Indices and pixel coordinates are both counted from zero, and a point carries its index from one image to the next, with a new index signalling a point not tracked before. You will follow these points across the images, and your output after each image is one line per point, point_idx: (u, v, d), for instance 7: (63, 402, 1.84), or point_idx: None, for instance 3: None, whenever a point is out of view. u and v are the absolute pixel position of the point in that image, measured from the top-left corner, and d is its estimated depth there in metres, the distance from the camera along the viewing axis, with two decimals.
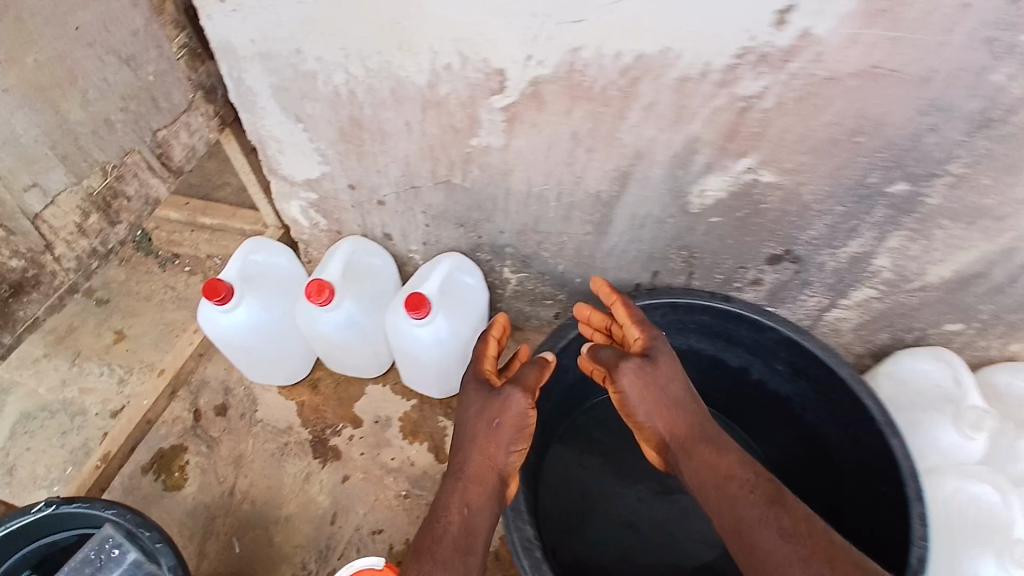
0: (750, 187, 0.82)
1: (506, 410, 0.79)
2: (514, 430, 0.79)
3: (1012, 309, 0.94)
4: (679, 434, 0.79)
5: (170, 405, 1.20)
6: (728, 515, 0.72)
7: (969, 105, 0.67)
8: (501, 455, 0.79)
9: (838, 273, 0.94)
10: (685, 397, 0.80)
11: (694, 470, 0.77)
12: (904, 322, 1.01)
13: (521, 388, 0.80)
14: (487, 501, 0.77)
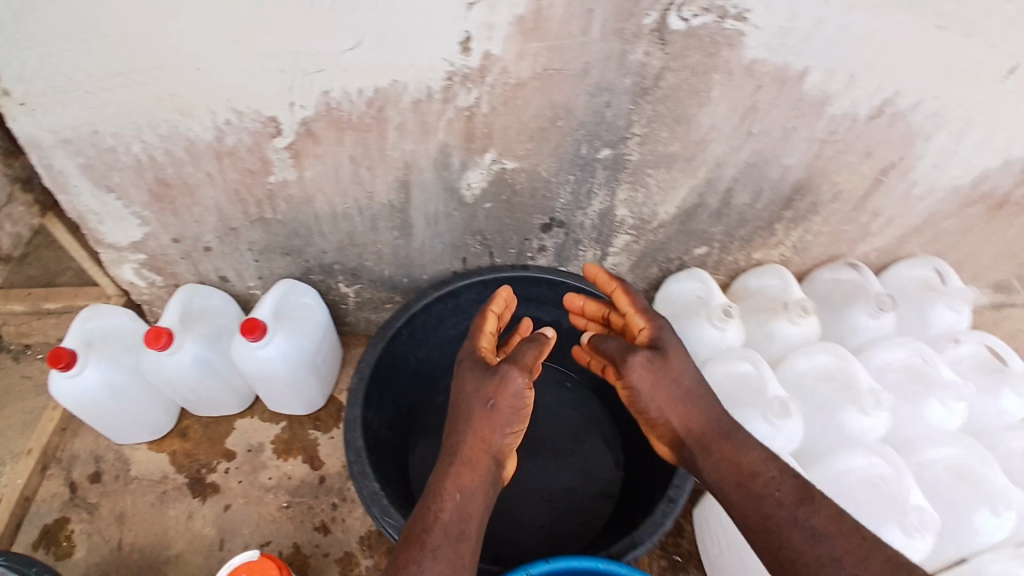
0: (502, 174, 1.04)
1: (501, 390, 0.81)
2: (510, 412, 0.81)
3: (737, 225, 1.19)
4: (693, 429, 0.84)
5: (44, 484, 1.22)
6: (753, 512, 0.77)
7: (626, 82, 0.91)
8: (496, 437, 0.81)
9: (596, 228, 1.17)
10: (695, 388, 0.85)
11: (714, 469, 0.81)
12: (664, 255, 1.25)
13: (518, 368, 0.81)
14: (478, 485, 0.78)
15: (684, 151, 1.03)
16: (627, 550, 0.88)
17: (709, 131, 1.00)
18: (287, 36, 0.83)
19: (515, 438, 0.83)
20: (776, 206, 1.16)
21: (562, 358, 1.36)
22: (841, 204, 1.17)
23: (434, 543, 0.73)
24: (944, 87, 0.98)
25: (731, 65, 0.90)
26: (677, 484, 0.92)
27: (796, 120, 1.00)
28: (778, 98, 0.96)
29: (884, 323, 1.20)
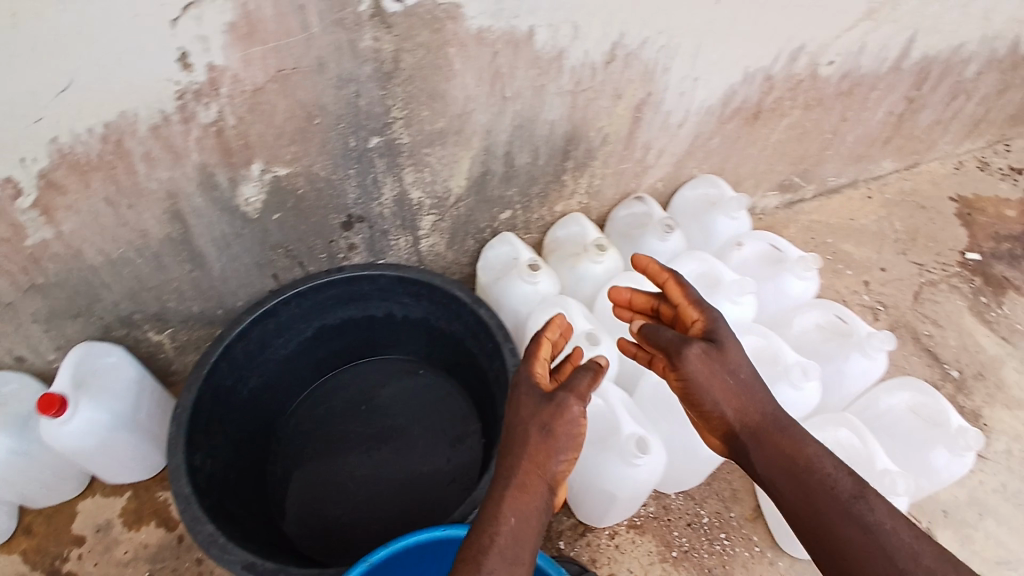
0: (278, 182, 1.03)
1: (558, 416, 0.73)
2: (568, 437, 0.73)
3: (527, 183, 1.27)
4: (749, 423, 0.81)
5: None
6: (805, 505, 0.76)
7: (366, 69, 0.94)
8: (551, 463, 0.72)
9: (397, 215, 1.19)
10: (753, 384, 0.82)
11: (769, 466, 0.79)
12: (474, 226, 1.30)
13: (577, 396, 0.75)
14: (534, 512, 0.70)
15: (451, 126, 1.08)
16: (470, 511, 0.94)
17: (468, 103, 1.06)
18: None
19: (569, 463, 0.74)
20: (557, 158, 1.25)
21: (410, 347, 1.39)
22: (612, 145, 1.28)
23: (488, 567, 0.66)
24: (659, 23, 1.08)
25: (460, 37, 0.96)
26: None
27: (542, 77, 1.08)
28: (517, 61, 1.03)
29: (672, 243, 1.30)
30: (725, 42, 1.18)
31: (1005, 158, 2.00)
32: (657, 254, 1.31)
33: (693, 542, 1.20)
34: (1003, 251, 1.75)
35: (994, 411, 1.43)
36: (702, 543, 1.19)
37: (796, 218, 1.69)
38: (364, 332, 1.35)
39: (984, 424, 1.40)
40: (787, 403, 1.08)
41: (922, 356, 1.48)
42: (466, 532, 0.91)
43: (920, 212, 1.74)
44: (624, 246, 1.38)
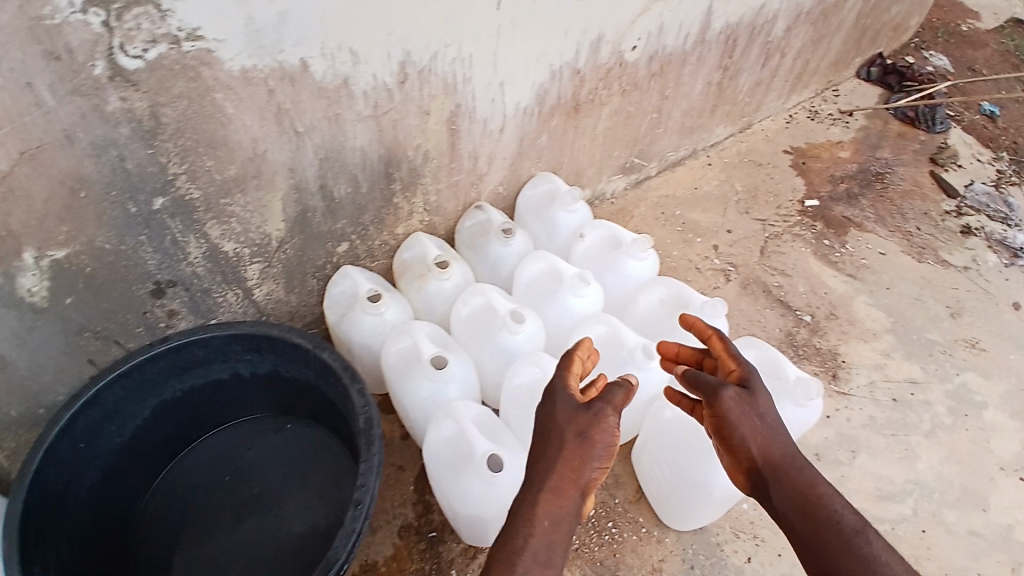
0: (59, 265, 0.96)
1: (594, 424, 0.76)
2: (604, 445, 0.76)
3: (356, 213, 1.23)
4: (773, 460, 0.85)
5: None
6: (815, 534, 0.80)
7: (124, 131, 0.89)
8: (585, 469, 0.74)
9: (215, 272, 1.14)
10: (777, 427, 0.86)
11: (786, 499, 0.83)
12: (310, 265, 1.25)
13: (611, 406, 0.78)
14: (566, 516, 0.73)
15: (245, 171, 1.03)
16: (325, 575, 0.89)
17: (259, 145, 1.01)
18: None
19: (602, 472, 0.76)
20: (382, 184, 1.22)
21: (272, 401, 1.34)
22: (437, 161, 1.26)
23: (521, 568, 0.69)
24: (447, 34, 1.07)
25: (223, 81, 0.91)
26: (363, 482, 0.97)
27: (334, 107, 1.04)
28: (300, 94, 0.99)
29: (516, 247, 1.32)
30: (520, 41, 1.19)
31: (835, 103, 2.14)
32: (503, 260, 1.33)
33: (581, 538, 1.19)
34: (840, 192, 1.89)
35: (850, 346, 1.52)
36: (591, 537, 1.19)
37: (645, 196, 1.83)
38: (217, 395, 1.30)
39: (843, 361, 1.49)
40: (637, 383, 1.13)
41: (774, 307, 1.58)
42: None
43: (757, 170, 1.92)
44: (472, 256, 1.36)
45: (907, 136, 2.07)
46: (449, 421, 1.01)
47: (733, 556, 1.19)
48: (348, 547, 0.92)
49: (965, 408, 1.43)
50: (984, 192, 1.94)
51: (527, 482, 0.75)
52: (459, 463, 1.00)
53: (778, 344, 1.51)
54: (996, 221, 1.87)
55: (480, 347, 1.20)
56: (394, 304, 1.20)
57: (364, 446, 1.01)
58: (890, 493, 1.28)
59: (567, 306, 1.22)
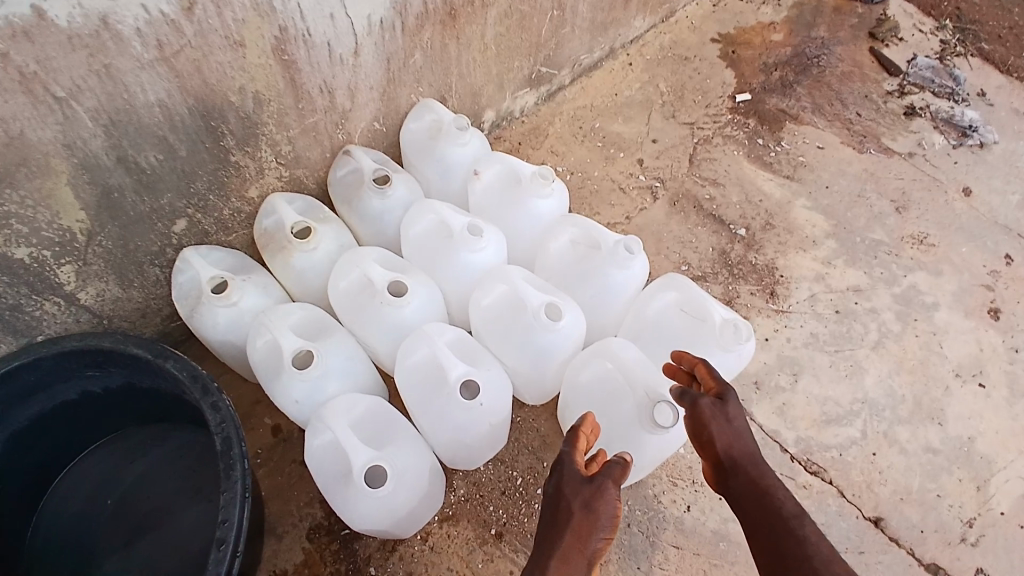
0: None
1: (598, 497, 0.70)
2: (608, 518, 0.70)
3: (183, 182, 1.00)
4: (737, 461, 0.76)
5: None
6: (767, 531, 0.70)
7: None
8: (591, 539, 0.68)
9: (15, 283, 0.92)
10: (743, 428, 0.78)
11: (747, 492, 0.74)
12: (143, 253, 1.03)
13: (611, 480, 0.72)
14: None
15: (6, 160, 0.81)
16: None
17: (9, 124, 0.78)
18: None
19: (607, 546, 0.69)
20: (207, 141, 0.98)
21: (140, 414, 1.16)
22: (277, 105, 1.03)
23: None
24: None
25: None
26: (224, 518, 0.82)
27: (100, 57, 0.80)
28: (44, 49, 0.75)
29: (397, 197, 1.11)
30: None
31: None
32: (386, 215, 1.11)
33: (510, 512, 1.08)
34: (774, 82, 1.69)
35: (789, 259, 1.39)
36: (519, 509, 1.08)
37: (561, 109, 1.60)
38: (69, 419, 1.09)
39: (782, 276, 1.36)
40: (548, 346, 0.96)
41: (707, 224, 1.43)
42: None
43: (682, 67, 1.69)
44: (348, 214, 1.14)
45: (845, 8, 1.86)
46: (320, 429, 0.85)
47: (672, 507, 1.09)
48: None
49: (913, 312, 1.34)
50: (928, 66, 1.76)
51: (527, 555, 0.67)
52: (340, 477, 0.84)
53: (712, 265, 1.37)
54: (941, 98, 1.71)
55: (362, 327, 1.00)
56: (251, 292, 0.99)
57: (224, 473, 0.84)
58: (836, 416, 1.20)
59: (463, 264, 1.03)
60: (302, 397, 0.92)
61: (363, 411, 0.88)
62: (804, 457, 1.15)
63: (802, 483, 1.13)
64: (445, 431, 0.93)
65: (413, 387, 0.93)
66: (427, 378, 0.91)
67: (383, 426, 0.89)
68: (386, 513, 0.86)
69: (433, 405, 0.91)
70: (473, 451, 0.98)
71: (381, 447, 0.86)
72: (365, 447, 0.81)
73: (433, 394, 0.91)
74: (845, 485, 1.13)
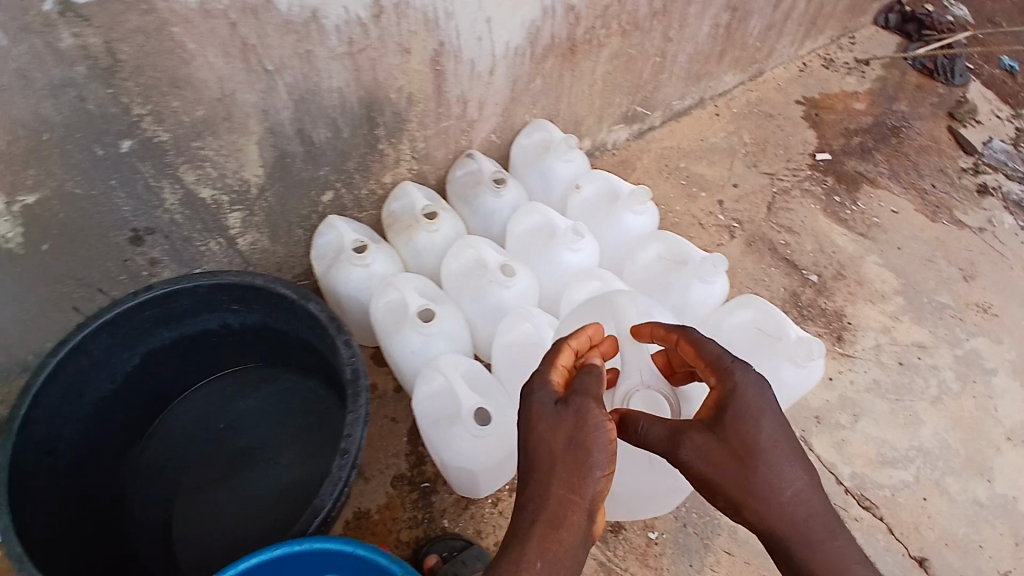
0: (29, 211, 0.92)
1: (583, 430, 0.66)
2: (597, 453, 0.66)
3: (340, 161, 1.18)
4: (757, 480, 0.70)
5: None
6: (779, 541, 0.72)
7: (79, 67, 0.82)
8: (585, 484, 0.65)
9: (194, 220, 1.09)
10: (768, 439, 0.70)
11: (769, 509, 0.71)
12: (294, 215, 1.20)
13: (594, 397, 0.68)
14: (569, 547, 0.64)
15: (216, 113, 0.96)
16: (313, 520, 0.86)
17: (225, 85, 0.93)
18: None
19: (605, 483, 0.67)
20: (364, 128, 1.16)
21: (257, 355, 1.31)
22: (422, 105, 1.21)
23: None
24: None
25: (180, 13, 0.83)
26: (349, 433, 0.93)
27: (303, 44, 0.96)
28: (264, 28, 0.91)
29: (507, 197, 1.26)
30: None
31: (850, 52, 2.02)
32: (497, 211, 1.26)
33: None
34: (853, 146, 1.80)
35: (857, 308, 1.47)
36: None
37: (650, 147, 1.74)
38: (198, 347, 1.24)
39: (849, 323, 1.44)
40: None
41: (780, 266, 1.52)
42: (299, 546, 0.83)
43: (767, 122, 1.82)
44: (463, 207, 1.30)
45: (925, 88, 1.96)
46: (431, 377, 0.99)
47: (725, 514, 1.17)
48: (333, 494, 0.87)
49: (972, 374, 1.39)
50: (1003, 149, 1.84)
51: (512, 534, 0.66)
52: (445, 419, 0.98)
53: (782, 304, 1.46)
54: (1013, 181, 1.78)
55: (466, 303, 1.14)
56: (381, 256, 1.15)
57: (351, 396, 0.96)
58: (891, 459, 1.25)
59: (562, 261, 1.16)
60: (416, 350, 1.06)
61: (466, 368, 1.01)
62: (857, 491, 1.21)
63: (854, 515, 1.18)
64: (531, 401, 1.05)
65: (507, 359, 1.05)
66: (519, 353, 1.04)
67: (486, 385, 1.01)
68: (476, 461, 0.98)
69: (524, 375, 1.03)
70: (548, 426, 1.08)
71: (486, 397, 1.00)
72: (473, 394, 0.95)
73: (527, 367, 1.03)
74: (894, 524, 1.18)
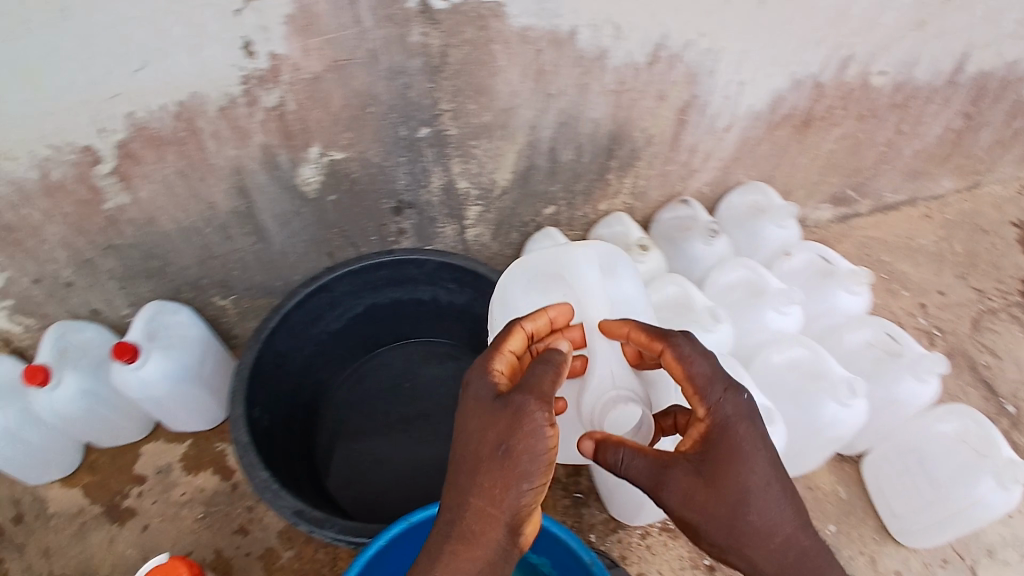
0: (334, 165, 1.10)
1: (515, 436, 0.69)
2: (530, 459, 0.69)
3: (572, 181, 1.31)
4: (728, 515, 0.72)
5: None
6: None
7: (416, 62, 0.98)
8: (514, 488, 0.69)
9: (444, 205, 1.27)
10: (742, 477, 0.72)
11: (741, 548, 0.74)
12: (517, 219, 1.37)
13: (537, 397, 0.70)
14: (484, 547, 0.70)
15: (497, 121, 1.12)
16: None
17: (514, 99, 1.09)
18: (60, 64, 0.86)
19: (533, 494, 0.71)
20: (602, 156, 1.27)
21: (450, 331, 1.47)
22: (657, 147, 1.30)
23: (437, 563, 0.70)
24: (704, 26, 1.12)
25: (505, 34, 0.98)
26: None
27: (586, 76, 1.10)
28: (562, 58, 1.05)
29: (718, 248, 1.35)
30: (768, 38, 1.20)
31: None
32: (700, 258, 1.35)
33: None
34: None
35: None
36: None
37: (851, 233, 1.70)
38: (407, 312, 1.42)
39: None
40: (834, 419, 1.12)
41: (979, 388, 1.41)
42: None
43: (983, 236, 1.70)
44: (666, 246, 1.39)
45: None
46: None
47: None
48: None
49: None
50: None
51: (440, 520, 0.72)
52: None
53: None
54: None
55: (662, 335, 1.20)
56: None
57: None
58: None
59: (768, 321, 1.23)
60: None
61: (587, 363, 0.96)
62: None
63: None
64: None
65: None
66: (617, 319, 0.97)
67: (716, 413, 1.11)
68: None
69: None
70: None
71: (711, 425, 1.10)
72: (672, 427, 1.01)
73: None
74: None
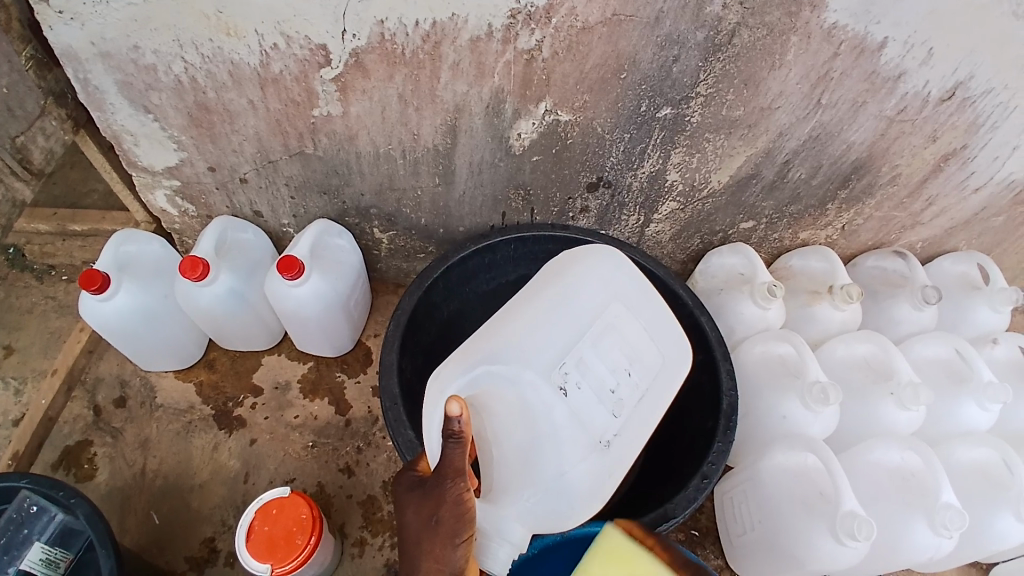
0: (555, 126, 1.00)
1: (440, 505, 0.72)
2: (455, 521, 0.72)
3: (786, 202, 1.17)
4: None
5: (100, 396, 1.26)
6: None
7: (698, 36, 0.86)
8: (450, 552, 0.72)
9: (643, 192, 1.14)
10: None
11: None
12: (708, 226, 1.23)
13: (451, 477, 0.72)
14: None
15: (748, 117, 0.98)
16: (661, 521, 0.92)
17: (779, 99, 0.95)
18: None
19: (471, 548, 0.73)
20: (834, 182, 1.13)
21: None
22: (897, 188, 1.15)
23: None
24: (1019, 77, 0.93)
25: (811, 26, 0.85)
26: (714, 460, 0.96)
27: (867, 94, 0.96)
28: (856, 67, 0.91)
29: (925, 315, 1.21)
30: None
31: None
32: (903, 323, 1.23)
33: None
34: None
35: None
36: None
37: None
38: None
39: None
40: (1005, 532, 1.05)
41: None
42: None
43: None
44: (868, 300, 1.28)
45: None
46: (798, 453, 1.01)
47: None
48: (685, 511, 0.92)
49: None
50: None
51: None
52: (807, 501, 0.97)
53: None
54: None
55: (848, 398, 1.13)
56: (780, 308, 1.14)
57: (723, 429, 0.99)
58: None
59: (963, 413, 1.13)
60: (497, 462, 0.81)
61: (585, 456, 0.81)
62: None
63: None
64: (886, 537, 1.02)
65: (888, 483, 1.04)
66: (601, 391, 0.83)
67: (883, 498, 1.04)
68: (830, 566, 0.96)
69: (898, 510, 1.01)
70: (889, 567, 1.06)
71: (869, 504, 1.05)
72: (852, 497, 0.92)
73: (907, 500, 1.01)
74: None
